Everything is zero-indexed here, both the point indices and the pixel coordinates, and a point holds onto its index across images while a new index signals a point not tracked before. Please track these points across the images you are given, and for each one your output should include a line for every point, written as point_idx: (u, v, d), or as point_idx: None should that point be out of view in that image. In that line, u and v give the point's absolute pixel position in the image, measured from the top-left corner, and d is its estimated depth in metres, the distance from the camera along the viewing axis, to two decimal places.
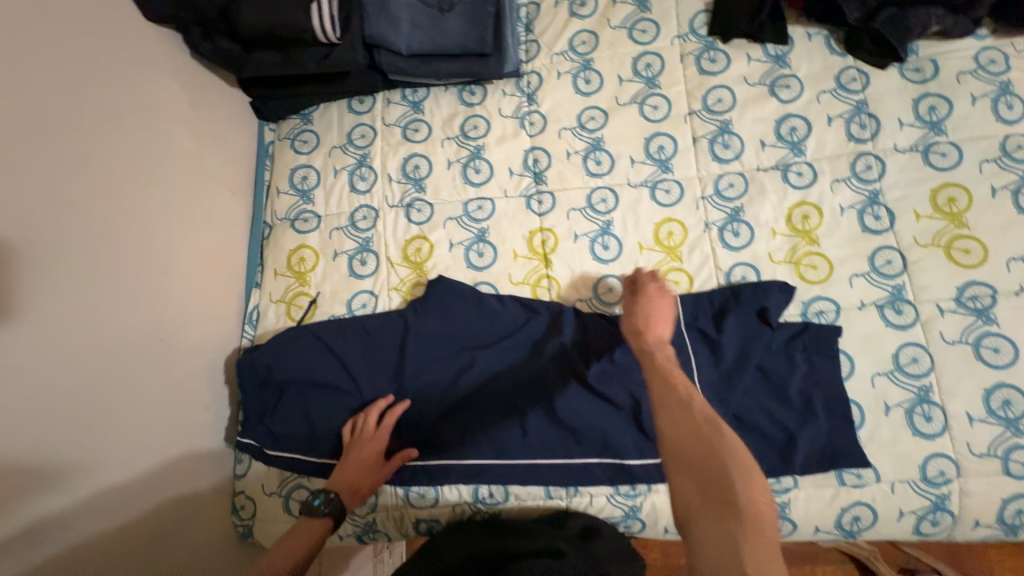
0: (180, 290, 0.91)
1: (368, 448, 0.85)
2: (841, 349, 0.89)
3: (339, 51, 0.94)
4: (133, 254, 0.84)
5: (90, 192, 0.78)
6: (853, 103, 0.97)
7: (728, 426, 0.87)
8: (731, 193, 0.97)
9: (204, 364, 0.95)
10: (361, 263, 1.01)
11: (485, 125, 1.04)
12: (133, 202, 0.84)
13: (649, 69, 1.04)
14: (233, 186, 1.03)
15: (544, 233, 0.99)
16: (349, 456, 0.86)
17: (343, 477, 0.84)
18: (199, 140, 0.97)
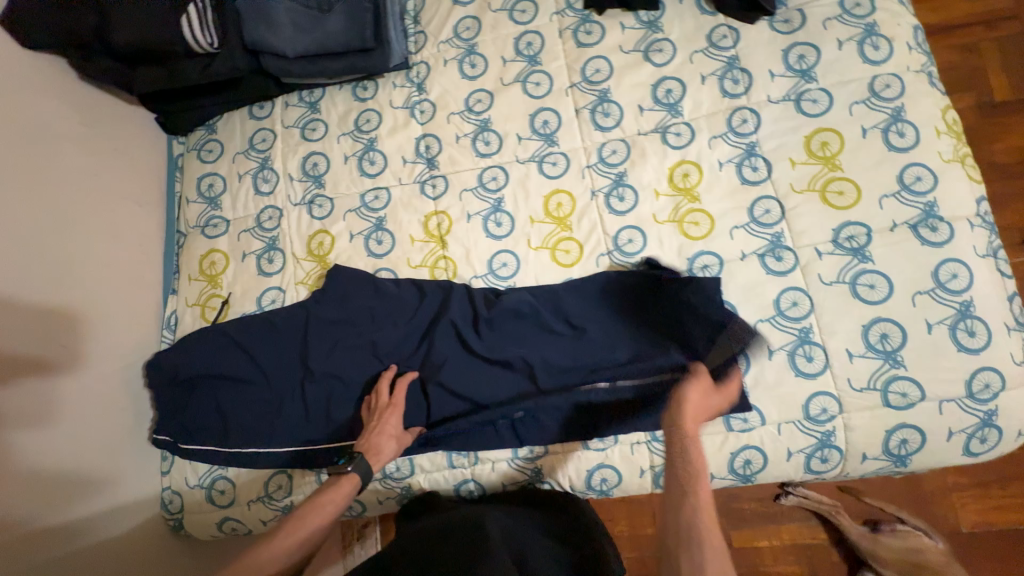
0: (95, 307, 0.96)
1: (391, 414, 0.88)
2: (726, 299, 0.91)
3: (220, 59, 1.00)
4: (42, 281, 0.88)
5: None
6: (725, 60, 0.99)
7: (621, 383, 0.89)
8: (615, 159, 1.00)
9: (118, 370, 0.98)
10: (268, 261, 1.04)
11: (377, 117, 1.08)
12: (27, 221, 0.88)
13: (530, 47, 1.07)
14: (143, 200, 1.08)
15: (439, 216, 1.03)
16: (374, 421, 0.88)
17: (370, 441, 0.86)
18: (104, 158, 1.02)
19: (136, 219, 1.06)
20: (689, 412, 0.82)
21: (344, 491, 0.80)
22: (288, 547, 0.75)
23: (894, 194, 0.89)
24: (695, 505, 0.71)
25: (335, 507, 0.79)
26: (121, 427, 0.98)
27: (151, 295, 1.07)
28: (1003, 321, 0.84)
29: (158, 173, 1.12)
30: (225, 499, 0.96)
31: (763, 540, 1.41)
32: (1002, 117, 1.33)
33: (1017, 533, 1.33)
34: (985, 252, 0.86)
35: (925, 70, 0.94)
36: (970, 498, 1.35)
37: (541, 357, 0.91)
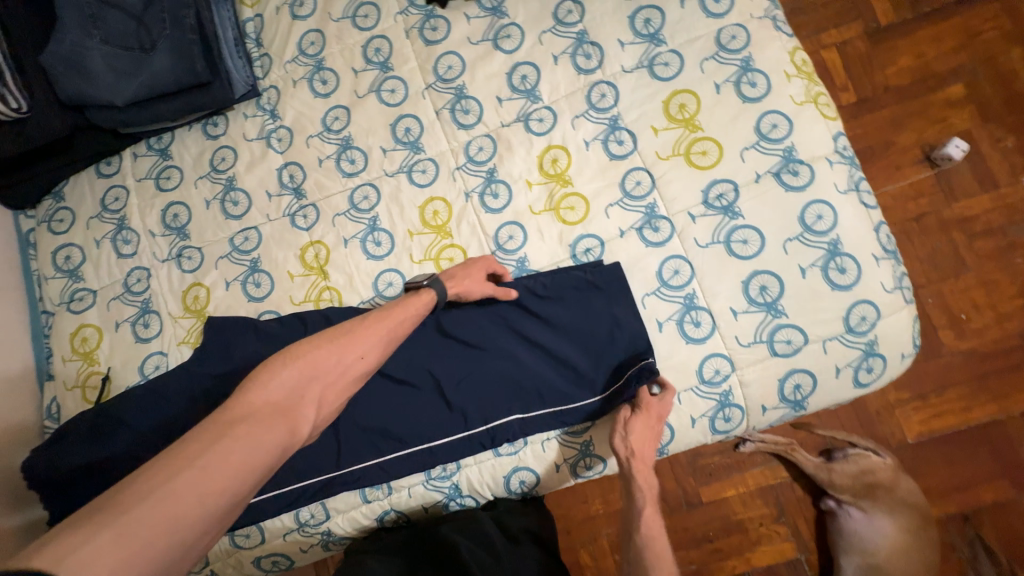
0: None
1: (478, 266, 0.86)
2: (624, 275, 0.90)
3: (35, 121, 0.93)
4: None
5: None
6: (573, 36, 0.96)
7: (526, 383, 0.88)
8: (482, 156, 0.97)
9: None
10: (144, 326, 0.98)
11: (233, 154, 1.02)
12: None
13: (379, 53, 1.01)
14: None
15: (315, 246, 0.98)
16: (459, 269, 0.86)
17: (452, 273, 0.84)
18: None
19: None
20: (638, 447, 0.80)
21: (425, 304, 0.77)
22: (365, 353, 0.66)
23: (753, 145, 0.89)
24: (645, 543, 0.73)
25: (419, 315, 0.76)
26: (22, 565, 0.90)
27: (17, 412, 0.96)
28: (871, 252, 0.85)
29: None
30: None
31: (730, 491, 1.33)
32: (893, 39, 1.34)
33: (961, 433, 1.26)
34: (847, 187, 0.87)
35: (768, 15, 0.93)
36: (913, 410, 1.28)
37: (442, 373, 0.88)
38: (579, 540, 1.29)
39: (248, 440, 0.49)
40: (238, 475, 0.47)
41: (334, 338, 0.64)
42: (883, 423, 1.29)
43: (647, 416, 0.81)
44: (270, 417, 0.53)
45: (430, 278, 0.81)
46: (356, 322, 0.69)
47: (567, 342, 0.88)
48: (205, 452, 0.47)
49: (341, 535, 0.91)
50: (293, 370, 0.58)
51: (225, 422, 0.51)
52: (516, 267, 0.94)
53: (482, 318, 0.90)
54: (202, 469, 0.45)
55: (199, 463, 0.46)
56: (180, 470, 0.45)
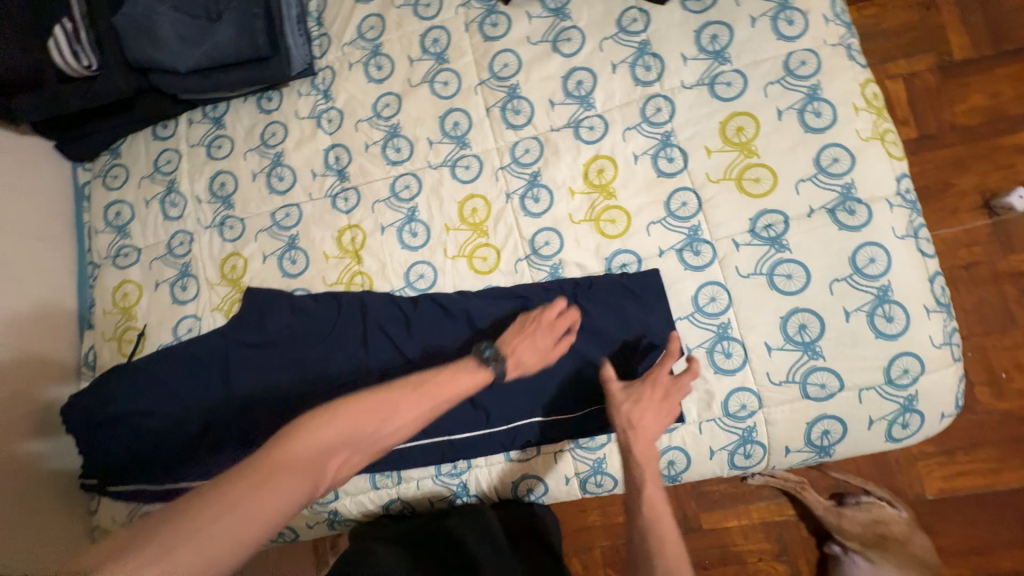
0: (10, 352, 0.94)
1: (545, 329, 0.80)
2: (669, 295, 0.88)
3: (102, 80, 0.97)
4: None
5: None
6: (635, 46, 0.93)
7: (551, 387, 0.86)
8: (528, 159, 0.96)
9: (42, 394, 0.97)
10: (182, 288, 1.01)
11: (283, 130, 1.03)
12: None
13: (437, 44, 1.01)
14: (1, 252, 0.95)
15: (352, 230, 0.99)
16: (522, 327, 0.80)
17: (513, 341, 0.78)
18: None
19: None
20: (642, 423, 0.76)
21: (478, 373, 0.73)
22: (408, 423, 0.66)
23: (810, 178, 0.86)
24: (651, 526, 0.69)
25: (471, 387, 0.73)
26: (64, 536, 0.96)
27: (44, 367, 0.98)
28: (923, 304, 0.81)
29: (20, 216, 1.00)
30: None
31: (732, 522, 1.30)
32: (968, 76, 1.27)
33: (987, 495, 1.20)
34: (905, 233, 0.83)
35: (843, 43, 0.88)
36: (936, 465, 1.22)
37: None
38: (573, 546, 1.29)
39: (275, 497, 0.53)
40: (235, 552, 0.50)
41: (384, 398, 0.66)
42: (904, 476, 1.24)
43: (651, 389, 0.77)
44: (302, 474, 0.56)
45: (496, 356, 0.75)
46: (409, 386, 0.68)
47: (597, 353, 0.87)
48: (238, 504, 0.52)
49: (347, 516, 0.93)
50: (338, 427, 0.61)
51: (265, 471, 0.55)
52: (549, 273, 0.93)
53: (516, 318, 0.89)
54: (233, 521, 0.50)
55: (227, 516, 0.50)
56: (219, 516, 0.50)
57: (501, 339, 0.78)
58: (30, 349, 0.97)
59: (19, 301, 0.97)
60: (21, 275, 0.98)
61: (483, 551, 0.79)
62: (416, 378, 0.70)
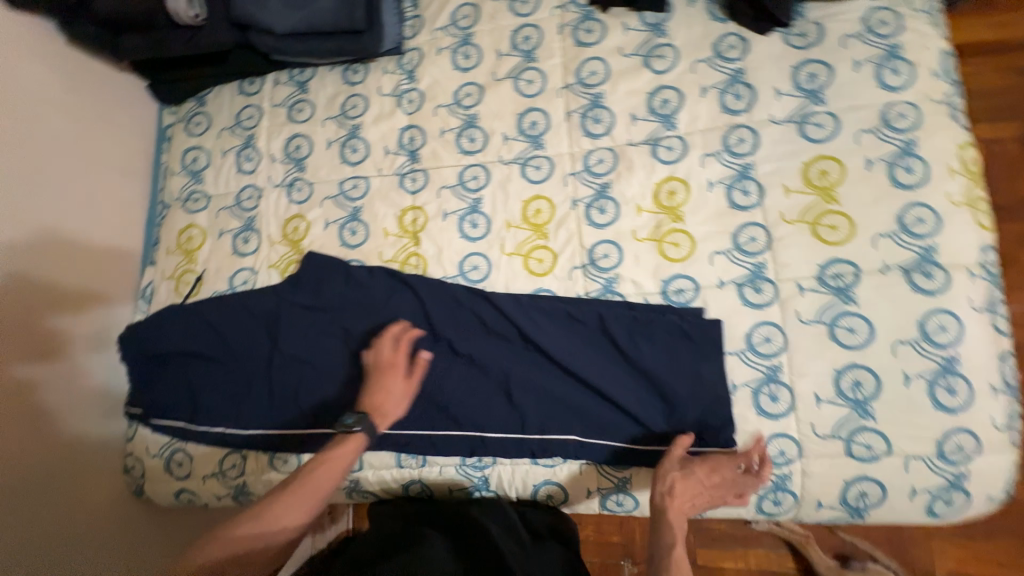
0: (72, 277, 0.99)
1: (392, 372, 0.87)
2: (723, 330, 0.87)
3: (204, 31, 1.01)
4: (31, 247, 0.92)
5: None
6: (728, 73, 0.92)
7: (590, 402, 0.88)
8: (600, 169, 0.95)
9: (98, 322, 1.03)
10: (244, 241, 1.04)
11: (364, 104, 1.05)
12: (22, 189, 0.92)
13: (527, 42, 1.01)
14: (41, 176, 0.95)
15: (415, 212, 1.00)
16: (373, 384, 0.86)
17: (371, 400, 0.85)
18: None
19: (31, 206, 0.93)
20: (681, 491, 0.79)
21: (349, 452, 0.80)
22: (286, 520, 0.77)
23: (890, 234, 0.83)
24: None
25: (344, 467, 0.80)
26: (95, 448, 1.00)
27: (73, 292, 0.99)
28: (989, 381, 0.78)
29: (81, 142, 1.02)
30: (181, 472, 0.98)
31: (728, 563, 1.27)
32: None
33: None
34: (982, 306, 0.80)
35: (948, 100, 0.85)
36: (956, 547, 1.18)
37: (514, 371, 0.91)
38: None
39: None
40: None
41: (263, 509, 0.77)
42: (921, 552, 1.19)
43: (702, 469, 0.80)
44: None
45: (361, 419, 0.82)
46: (280, 491, 0.78)
47: (641, 382, 0.88)
48: None
49: (367, 488, 0.95)
50: (222, 547, 0.76)
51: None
52: (602, 286, 0.93)
53: (568, 334, 0.91)
54: None
55: None
56: None
57: (361, 403, 0.84)
58: (84, 277, 1.01)
59: (18, 227, 0.91)
60: (81, 202, 1.01)
61: (507, 545, 0.79)
62: (291, 477, 0.79)
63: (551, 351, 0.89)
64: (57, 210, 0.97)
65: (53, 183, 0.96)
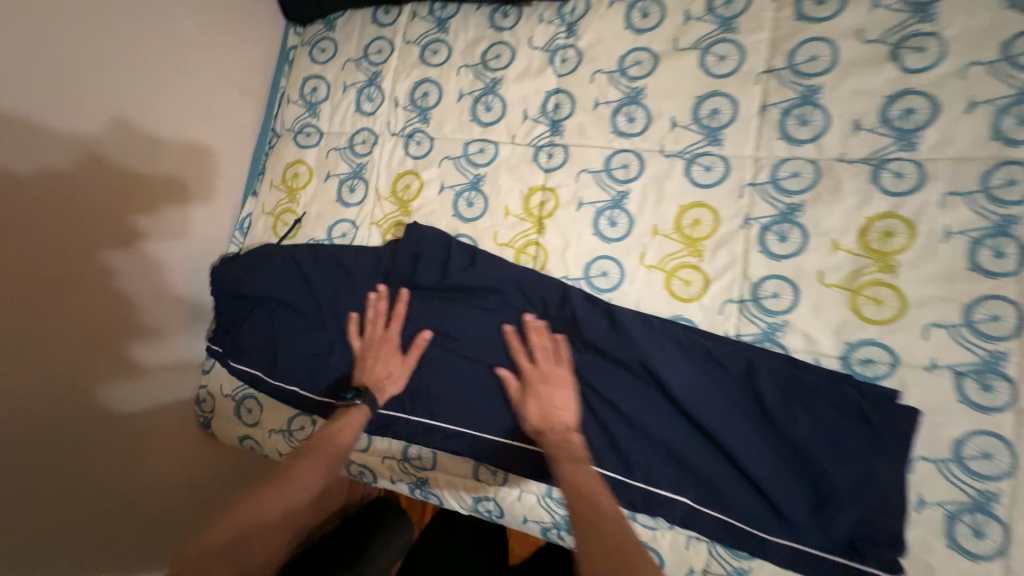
0: (182, 186, 0.94)
1: (384, 349, 0.84)
2: (920, 428, 0.67)
3: None
4: (146, 148, 0.87)
5: (103, 69, 0.80)
6: (1017, 86, 0.65)
7: (716, 468, 0.73)
8: (792, 185, 0.75)
9: (197, 241, 0.98)
10: (350, 190, 0.95)
11: (509, 55, 0.89)
12: (145, 91, 0.86)
13: (729, 6, 0.80)
14: (166, 80, 0.89)
15: (545, 194, 0.85)
16: (366, 360, 0.84)
17: (370, 378, 0.83)
18: (117, 27, 0.81)
19: (153, 110, 0.87)
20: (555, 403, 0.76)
21: (355, 420, 0.79)
22: (301, 486, 0.74)
23: None
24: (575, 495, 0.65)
25: (352, 432, 0.79)
26: (176, 362, 0.98)
27: (179, 202, 0.94)
28: None
29: (208, 51, 0.95)
30: (250, 419, 0.95)
31: None
32: None
33: None
34: None
35: None
36: None
37: (626, 405, 0.77)
38: None
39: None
40: None
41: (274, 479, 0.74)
42: None
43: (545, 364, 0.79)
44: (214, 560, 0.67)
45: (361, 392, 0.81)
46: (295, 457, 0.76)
47: (788, 459, 0.71)
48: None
49: (434, 490, 0.86)
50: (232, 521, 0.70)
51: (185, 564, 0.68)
52: (761, 331, 0.74)
53: (704, 378, 0.74)
54: None
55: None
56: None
57: (359, 377, 0.84)
58: (192, 187, 0.96)
59: (136, 122, 0.85)
60: (203, 117, 0.96)
61: None
62: (304, 444, 0.78)
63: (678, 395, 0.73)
64: (172, 117, 0.91)
65: (175, 85, 0.91)
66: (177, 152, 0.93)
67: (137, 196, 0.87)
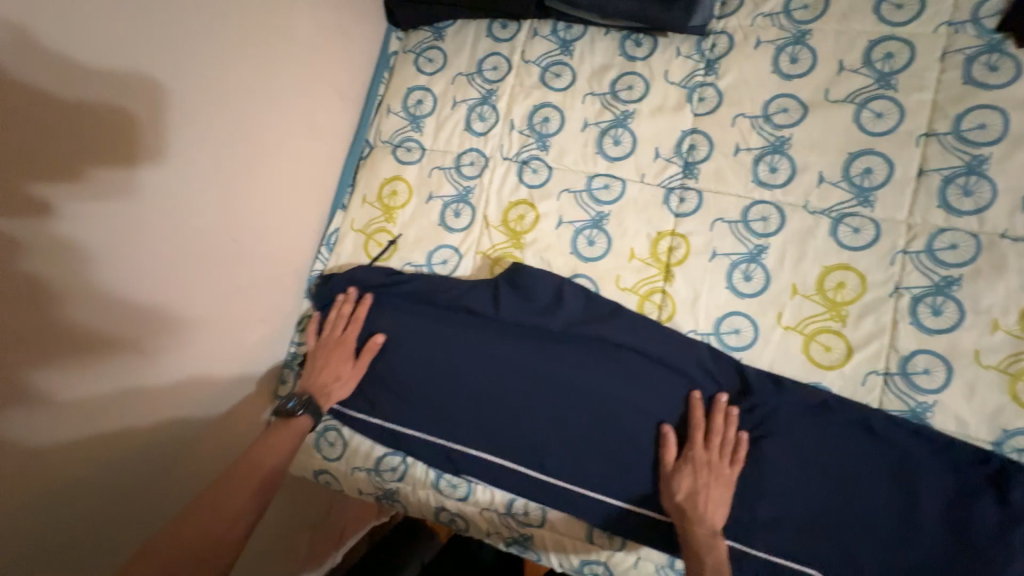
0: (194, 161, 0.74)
1: (336, 352, 0.84)
2: None
3: None
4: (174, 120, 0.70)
5: (213, 68, 0.74)
6: None
7: (869, 549, 0.67)
8: (948, 256, 0.71)
9: (186, 228, 0.75)
10: (454, 214, 0.88)
11: (642, 87, 0.84)
12: (250, 92, 0.80)
13: (889, 61, 0.76)
14: (272, 82, 0.83)
15: (674, 240, 0.81)
16: (319, 359, 0.84)
17: (316, 381, 0.82)
18: (232, 19, 0.75)
19: (255, 118, 0.81)
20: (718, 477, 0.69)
21: (295, 433, 0.78)
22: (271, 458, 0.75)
23: None
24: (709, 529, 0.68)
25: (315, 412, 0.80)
26: (141, 368, 0.73)
27: (157, 166, 0.70)
28: None
29: (315, 53, 0.89)
30: (331, 454, 0.87)
31: None
32: None
33: None
34: None
35: None
36: None
37: (767, 475, 0.71)
38: None
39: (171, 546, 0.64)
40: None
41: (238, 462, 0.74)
42: None
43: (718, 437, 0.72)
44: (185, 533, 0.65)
45: (302, 398, 0.80)
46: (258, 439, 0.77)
47: (953, 539, 0.65)
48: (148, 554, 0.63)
49: (536, 547, 0.80)
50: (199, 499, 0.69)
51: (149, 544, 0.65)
52: (909, 409, 0.71)
53: (842, 445, 0.70)
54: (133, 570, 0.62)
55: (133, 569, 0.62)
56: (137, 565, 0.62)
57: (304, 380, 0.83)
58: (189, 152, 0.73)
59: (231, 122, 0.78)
60: (301, 121, 0.89)
61: None
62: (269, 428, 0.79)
63: (824, 463, 0.70)
64: (268, 119, 0.83)
65: (277, 84, 0.84)
66: (135, 90, 0.65)
67: (74, 148, 0.61)
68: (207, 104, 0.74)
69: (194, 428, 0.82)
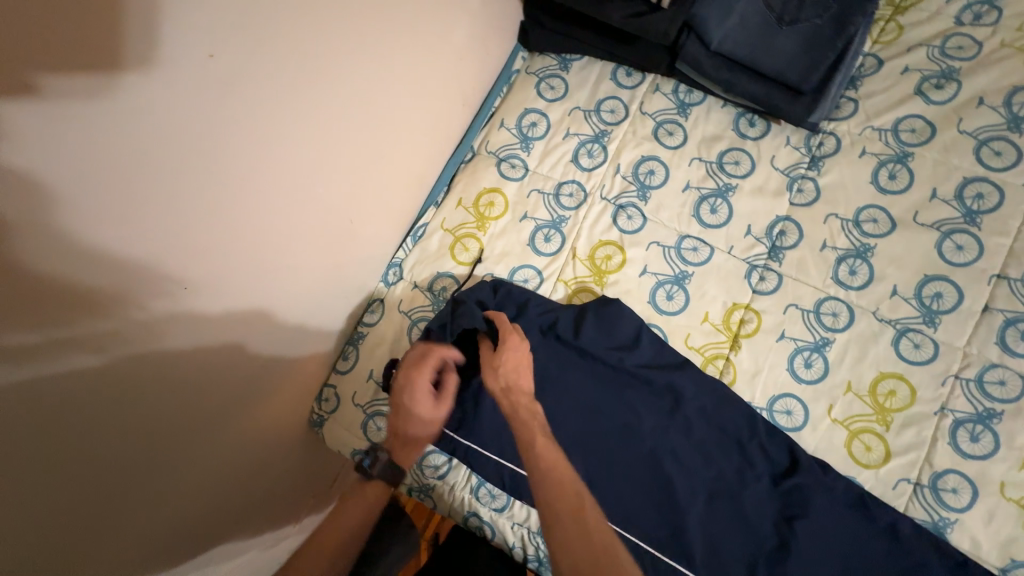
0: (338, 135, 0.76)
1: (417, 389, 0.76)
2: None
3: (659, 18, 0.88)
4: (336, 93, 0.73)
5: (379, 53, 0.77)
6: None
7: None
8: (995, 391, 0.77)
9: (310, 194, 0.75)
10: (545, 238, 0.92)
11: (748, 165, 0.90)
12: (399, 79, 0.83)
13: (978, 200, 0.82)
14: (418, 75, 0.86)
15: (747, 313, 0.85)
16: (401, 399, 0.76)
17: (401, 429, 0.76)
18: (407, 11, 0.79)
19: (396, 109, 0.85)
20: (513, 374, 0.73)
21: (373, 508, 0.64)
22: None
23: None
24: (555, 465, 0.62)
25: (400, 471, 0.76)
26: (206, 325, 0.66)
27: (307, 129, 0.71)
28: None
29: (456, 56, 0.93)
30: (378, 437, 0.89)
31: None
32: None
33: None
34: None
35: None
36: None
37: (799, 557, 0.74)
38: None
39: None
40: None
41: None
42: None
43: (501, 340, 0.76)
44: None
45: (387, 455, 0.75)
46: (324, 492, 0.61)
47: None
48: None
49: None
50: None
51: None
52: (931, 521, 0.76)
53: (871, 541, 0.74)
54: None
55: None
56: None
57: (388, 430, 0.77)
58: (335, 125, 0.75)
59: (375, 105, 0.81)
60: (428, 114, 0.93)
61: None
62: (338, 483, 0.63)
63: (853, 558, 0.74)
64: (403, 107, 0.86)
65: (420, 77, 0.87)
66: (257, 23, 0.58)
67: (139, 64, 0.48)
68: (367, 91, 0.78)
69: (242, 393, 0.75)
